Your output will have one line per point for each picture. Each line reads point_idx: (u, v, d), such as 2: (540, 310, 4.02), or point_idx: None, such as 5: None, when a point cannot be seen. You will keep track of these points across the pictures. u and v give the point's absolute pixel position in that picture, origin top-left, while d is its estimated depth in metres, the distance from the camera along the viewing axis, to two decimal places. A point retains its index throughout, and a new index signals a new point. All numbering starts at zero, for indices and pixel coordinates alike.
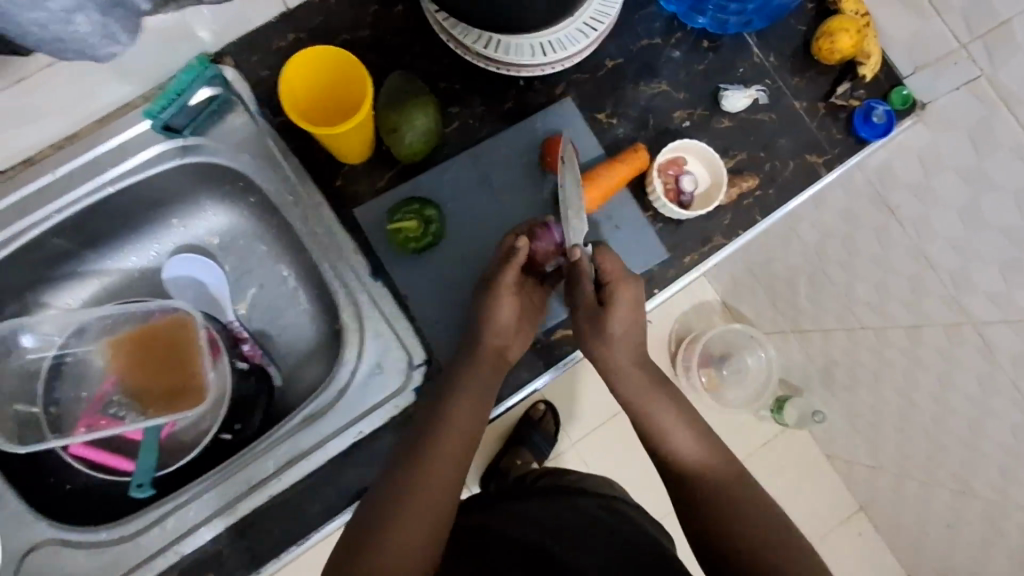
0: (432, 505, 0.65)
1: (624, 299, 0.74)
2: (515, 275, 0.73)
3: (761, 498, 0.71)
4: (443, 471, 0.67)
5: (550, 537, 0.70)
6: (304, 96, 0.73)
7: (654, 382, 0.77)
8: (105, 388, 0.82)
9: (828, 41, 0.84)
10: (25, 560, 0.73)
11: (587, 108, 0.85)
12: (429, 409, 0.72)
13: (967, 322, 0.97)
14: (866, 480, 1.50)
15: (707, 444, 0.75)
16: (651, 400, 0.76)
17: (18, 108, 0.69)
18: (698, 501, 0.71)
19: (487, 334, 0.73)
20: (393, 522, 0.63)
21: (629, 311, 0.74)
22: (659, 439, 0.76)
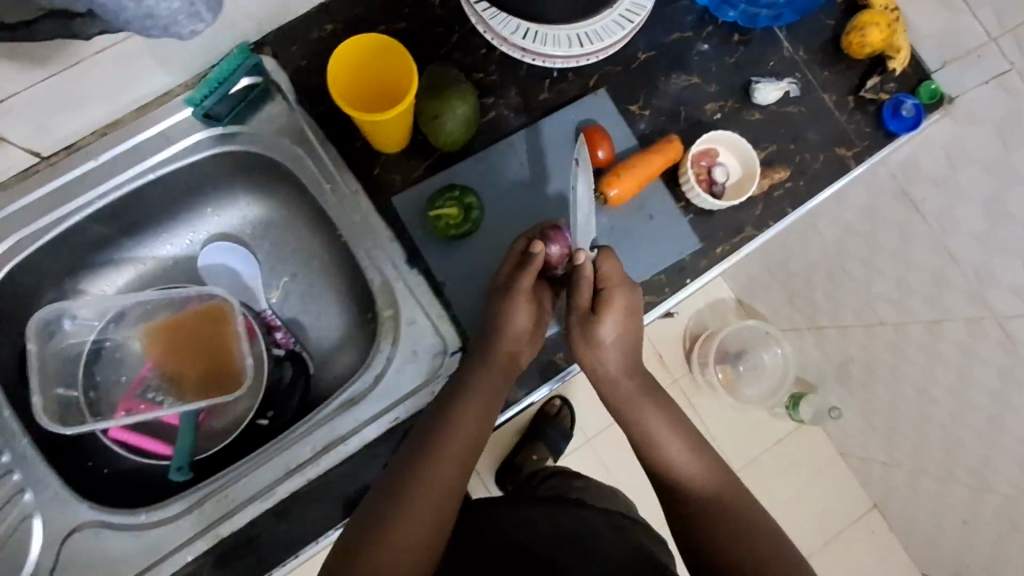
0: (431, 507, 0.65)
1: (623, 304, 0.74)
2: (530, 280, 0.74)
3: (759, 514, 0.72)
4: (443, 473, 0.67)
5: (551, 547, 0.71)
6: (348, 84, 0.75)
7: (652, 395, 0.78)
8: (143, 372, 0.85)
9: (859, 35, 0.86)
10: (67, 542, 0.74)
11: (620, 100, 0.86)
12: (466, 393, 0.72)
13: (990, 316, 0.98)
14: (880, 478, 1.50)
15: (707, 460, 0.76)
16: (649, 413, 0.78)
17: (67, 94, 0.69)
18: (695, 515, 0.71)
19: (500, 340, 0.74)
20: (393, 522, 0.63)
21: (626, 317, 0.75)
22: (657, 451, 0.76)
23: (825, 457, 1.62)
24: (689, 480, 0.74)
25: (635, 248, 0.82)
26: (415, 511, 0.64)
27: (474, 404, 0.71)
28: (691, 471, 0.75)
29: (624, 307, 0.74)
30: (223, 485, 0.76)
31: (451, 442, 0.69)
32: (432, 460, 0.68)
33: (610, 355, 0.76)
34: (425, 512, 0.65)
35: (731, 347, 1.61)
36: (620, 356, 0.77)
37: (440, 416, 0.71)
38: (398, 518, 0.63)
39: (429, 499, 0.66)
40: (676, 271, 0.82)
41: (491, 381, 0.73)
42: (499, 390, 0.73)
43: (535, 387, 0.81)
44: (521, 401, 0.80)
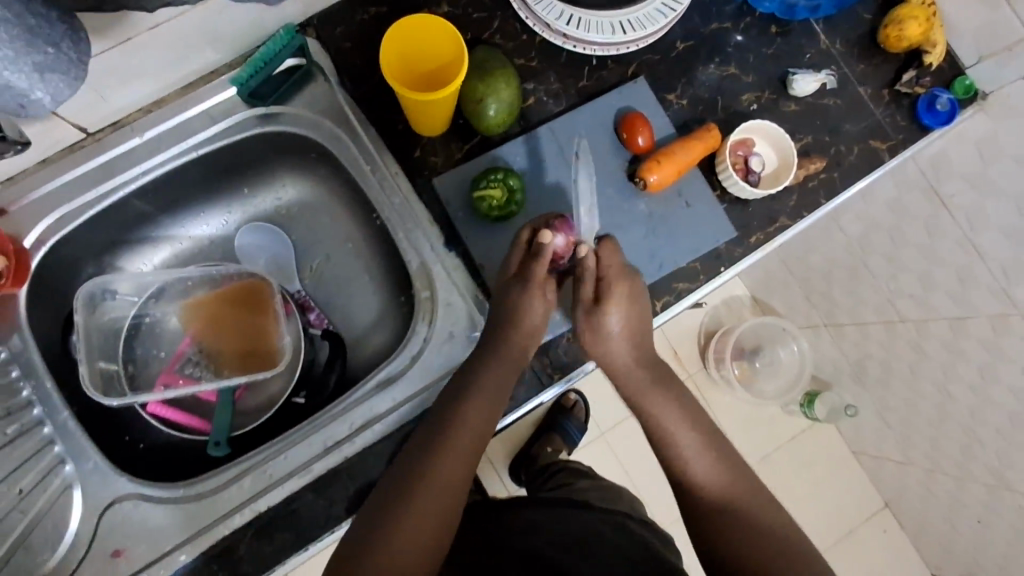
0: (443, 497, 0.68)
1: (629, 299, 0.75)
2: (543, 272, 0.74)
3: (771, 512, 0.73)
4: (455, 467, 0.70)
5: (551, 545, 0.71)
6: (400, 65, 0.76)
7: (661, 386, 0.79)
8: (183, 347, 0.87)
9: (896, 28, 0.86)
10: (107, 512, 0.75)
11: (659, 88, 0.86)
12: (494, 375, 0.74)
13: (1016, 312, 0.98)
14: (894, 476, 1.51)
15: (720, 457, 0.76)
16: (660, 404, 0.78)
17: (117, 70, 0.70)
18: (706, 514, 0.73)
19: (515, 333, 0.74)
20: (407, 509, 0.66)
21: (632, 311, 0.75)
22: (670, 446, 0.77)
23: (839, 455, 1.62)
24: (700, 479, 0.75)
25: (673, 234, 0.82)
26: (429, 500, 0.67)
27: (488, 392, 0.73)
28: (700, 468, 0.75)
29: (629, 301, 0.75)
30: (263, 460, 0.77)
31: (464, 432, 0.71)
32: (450, 448, 0.70)
33: (617, 350, 0.76)
34: (438, 503, 0.67)
35: (747, 343, 1.61)
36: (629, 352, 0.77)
37: (451, 401, 0.73)
38: (414, 504, 0.66)
39: (442, 489, 0.68)
40: (711, 259, 0.83)
41: (500, 372, 0.74)
42: (507, 383, 0.74)
43: (572, 371, 0.80)
44: (560, 382, 0.80)
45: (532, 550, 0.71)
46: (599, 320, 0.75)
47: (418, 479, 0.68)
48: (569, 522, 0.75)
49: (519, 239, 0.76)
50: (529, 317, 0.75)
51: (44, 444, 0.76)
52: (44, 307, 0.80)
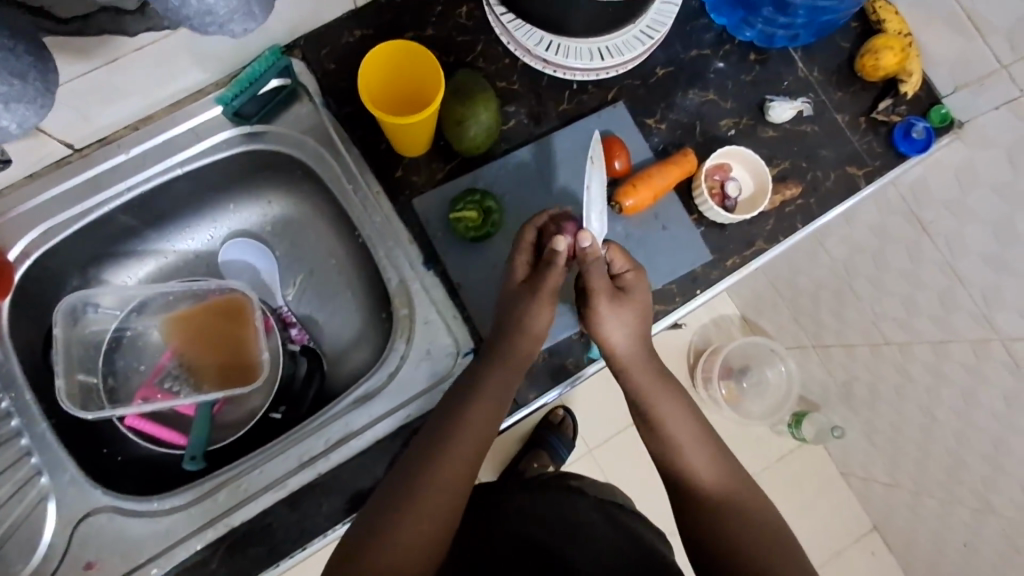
0: (444, 505, 0.66)
1: (634, 300, 0.74)
2: (555, 280, 0.73)
3: (768, 516, 0.70)
4: (455, 471, 0.67)
5: (556, 539, 0.71)
6: (380, 89, 0.79)
7: (661, 381, 0.76)
8: (163, 361, 0.88)
9: (872, 57, 0.88)
10: (81, 524, 0.75)
11: (638, 113, 0.88)
12: (496, 382, 0.72)
13: (997, 338, 0.96)
14: (881, 498, 1.50)
15: (712, 456, 0.74)
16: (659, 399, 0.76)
17: (103, 88, 0.72)
18: (701, 512, 0.70)
19: (521, 339, 0.73)
20: (405, 516, 0.63)
21: (639, 313, 0.74)
22: (667, 442, 0.75)
23: (827, 476, 1.62)
24: (694, 478, 0.72)
25: (650, 256, 0.84)
26: (430, 506, 0.65)
27: (488, 401, 0.71)
28: (694, 466, 0.73)
29: (635, 302, 0.74)
30: (238, 474, 0.78)
31: (464, 440, 0.69)
32: (449, 456, 0.68)
33: (624, 353, 0.74)
34: (439, 510, 0.65)
35: (736, 363, 1.61)
36: (633, 354, 0.75)
37: (452, 409, 0.71)
38: (413, 511, 0.64)
39: (443, 497, 0.66)
40: (687, 281, 0.84)
41: (502, 379, 0.72)
42: (508, 391, 0.73)
43: (546, 391, 0.81)
44: (534, 401, 0.80)
45: (530, 539, 0.72)
46: (609, 323, 0.73)
47: (417, 486, 0.65)
48: (567, 507, 0.76)
49: (524, 241, 0.75)
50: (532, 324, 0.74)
51: (22, 455, 0.77)
52: (27, 318, 0.81)
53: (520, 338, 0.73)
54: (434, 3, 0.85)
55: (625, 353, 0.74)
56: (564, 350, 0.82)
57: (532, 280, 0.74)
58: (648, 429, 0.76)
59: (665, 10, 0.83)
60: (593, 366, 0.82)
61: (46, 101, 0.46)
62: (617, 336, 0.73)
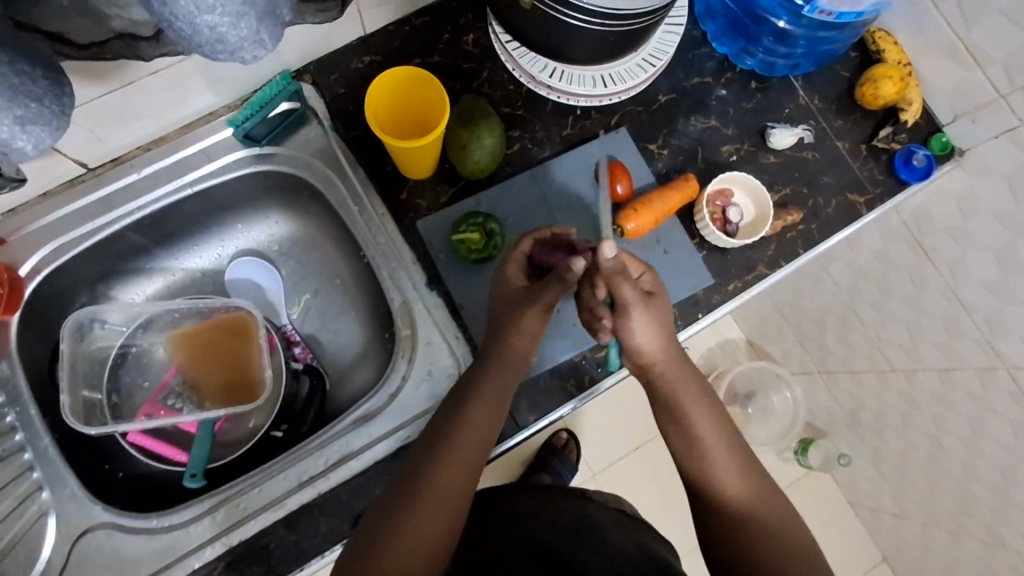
0: (445, 511, 0.64)
1: (660, 307, 0.71)
2: (556, 295, 0.72)
3: (789, 525, 0.68)
4: (455, 485, 0.65)
5: (561, 542, 0.70)
6: (386, 114, 0.81)
7: (690, 382, 0.72)
8: (167, 378, 0.88)
9: (872, 87, 0.89)
10: (79, 541, 0.75)
11: (641, 138, 0.89)
12: (496, 392, 0.71)
13: (1001, 366, 0.95)
14: (890, 529, 1.47)
15: (735, 461, 0.70)
16: (688, 399, 0.71)
17: (118, 110, 0.75)
18: (723, 519, 0.68)
19: (515, 335, 0.73)
20: (405, 526, 0.62)
21: (665, 322, 0.71)
22: (692, 447, 0.70)
23: (835, 505, 1.59)
24: (716, 485, 0.69)
25: None
26: (430, 517, 0.63)
27: (488, 408, 0.70)
28: (718, 472, 0.69)
29: (661, 309, 0.71)
30: (237, 493, 0.77)
31: (465, 451, 0.67)
32: (449, 462, 0.66)
33: (653, 360, 0.71)
34: (440, 517, 0.63)
35: (740, 388, 1.59)
36: (661, 360, 0.71)
37: (451, 417, 0.70)
38: (413, 520, 0.62)
39: (444, 503, 0.64)
40: (689, 305, 0.84)
41: (497, 384, 0.71)
42: (505, 393, 0.72)
43: (547, 413, 0.81)
44: (535, 423, 0.80)
45: (536, 541, 0.71)
46: (638, 332, 0.70)
47: (416, 494, 0.64)
48: (571, 511, 0.76)
49: (517, 250, 0.76)
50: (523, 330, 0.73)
51: (24, 469, 0.77)
52: (35, 333, 0.83)
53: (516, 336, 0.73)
54: (442, 31, 0.88)
55: (654, 361, 0.71)
56: (566, 372, 0.82)
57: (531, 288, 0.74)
58: (674, 427, 0.71)
59: (666, 39, 0.86)
60: (607, 380, 0.82)
61: (61, 123, 0.47)
62: (647, 344, 0.70)
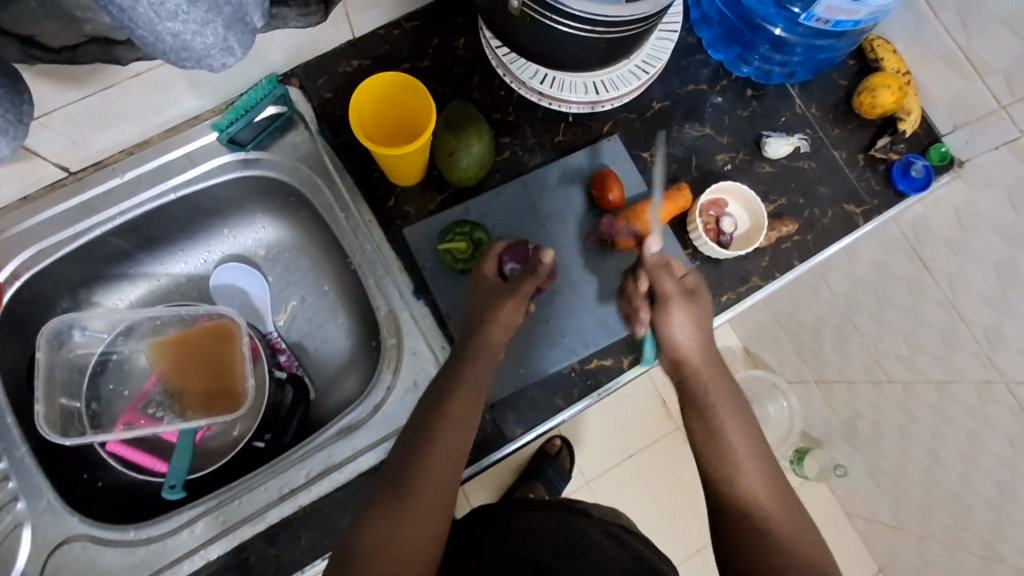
0: (430, 523, 0.62)
1: (702, 304, 0.72)
2: (533, 285, 0.74)
3: (810, 544, 0.61)
4: (436, 501, 0.63)
5: (555, 557, 0.69)
6: (372, 120, 0.80)
7: (720, 381, 0.70)
8: (149, 386, 0.87)
9: (870, 95, 0.87)
10: (54, 553, 0.74)
11: (634, 146, 0.88)
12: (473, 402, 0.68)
13: (1001, 381, 0.92)
14: (888, 542, 1.45)
15: (759, 471, 0.66)
16: (718, 395, 0.69)
17: (98, 114, 0.73)
18: (735, 519, 0.63)
19: (492, 327, 0.72)
20: (387, 542, 0.60)
21: (705, 320, 0.72)
22: (718, 443, 0.67)
23: (832, 516, 1.57)
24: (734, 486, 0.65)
25: None
26: (410, 536, 0.60)
27: (465, 405, 0.68)
28: (739, 474, 0.65)
29: (703, 307, 0.72)
30: (221, 503, 0.76)
31: (449, 464, 0.65)
32: (432, 466, 0.64)
33: (692, 359, 0.71)
34: (425, 529, 0.61)
35: None
36: (697, 356, 0.71)
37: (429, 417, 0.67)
38: (392, 540, 0.60)
39: (430, 504, 0.62)
40: None
41: (480, 376, 0.70)
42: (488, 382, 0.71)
43: (534, 426, 0.79)
44: (522, 436, 0.79)
45: (533, 560, 0.69)
46: (677, 324, 0.71)
47: (401, 502, 0.62)
48: (567, 531, 0.73)
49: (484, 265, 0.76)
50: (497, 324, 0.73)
51: None
52: (13, 339, 0.81)
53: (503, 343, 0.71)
54: (432, 35, 0.86)
55: (691, 362, 0.71)
56: (554, 384, 0.80)
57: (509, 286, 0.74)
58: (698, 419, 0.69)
59: (660, 46, 0.84)
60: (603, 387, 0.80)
61: (18, 133, 0.46)
62: (688, 340, 0.70)
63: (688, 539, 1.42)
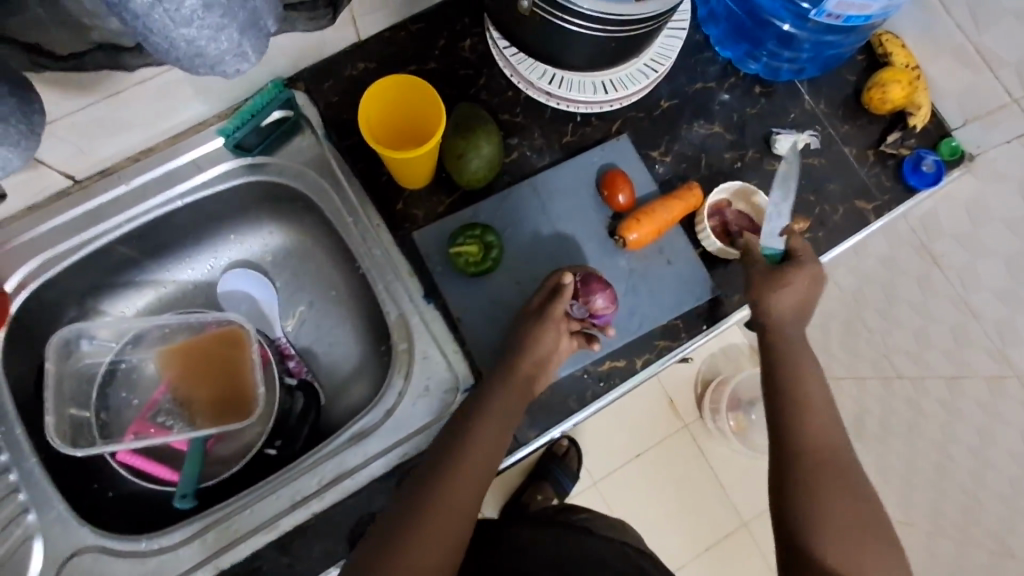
0: (449, 531, 0.62)
1: (808, 272, 0.73)
2: (562, 306, 0.73)
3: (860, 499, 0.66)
4: (458, 504, 0.64)
5: None
6: (380, 123, 0.79)
7: (816, 379, 0.71)
8: (157, 396, 0.86)
9: (880, 91, 0.87)
10: (67, 565, 0.73)
11: (642, 145, 0.87)
12: (501, 412, 0.69)
13: (1013, 375, 0.90)
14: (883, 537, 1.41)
15: (837, 477, 0.66)
16: (812, 396, 0.70)
17: (104, 121, 0.73)
18: (800, 511, 0.65)
19: (521, 364, 0.71)
20: (411, 545, 0.60)
21: (812, 287, 0.73)
22: (799, 435, 0.69)
23: None
24: (804, 481, 0.66)
25: (654, 291, 0.82)
26: (434, 539, 0.61)
27: (491, 427, 0.68)
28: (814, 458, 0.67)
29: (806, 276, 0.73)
30: (229, 515, 0.75)
31: (462, 471, 0.65)
32: (461, 470, 0.65)
33: (784, 334, 0.73)
34: (445, 534, 0.62)
35: None
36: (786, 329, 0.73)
37: (454, 439, 0.68)
38: (416, 543, 0.60)
39: (454, 511, 0.63)
40: (693, 317, 0.82)
41: (515, 397, 0.70)
42: (524, 403, 0.71)
43: (547, 429, 0.78)
44: (534, 441, 0.78)
45: None
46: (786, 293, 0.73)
47: (431, 499, 0.63)
48: (571, 550, 0.71)
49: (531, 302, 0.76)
50: (537, 349, 0.72)
51: (10, 492, 0.75)
52: (22, 349, 0.80)
53: (521, 358, 0.71)
54: (437, 37, 0.85)
55: (784, 329, 0.73)
56: (567, 387, 0.79)
57: (541, 310, 0.74)
58: (787, 407, 0.70)
59: (668, 44, 0.84)
60: (613, 393, 0.80)
61: (31, 143, 0.46)
62: (782, 311, 0.73)
63: (697, 537, 1.41)
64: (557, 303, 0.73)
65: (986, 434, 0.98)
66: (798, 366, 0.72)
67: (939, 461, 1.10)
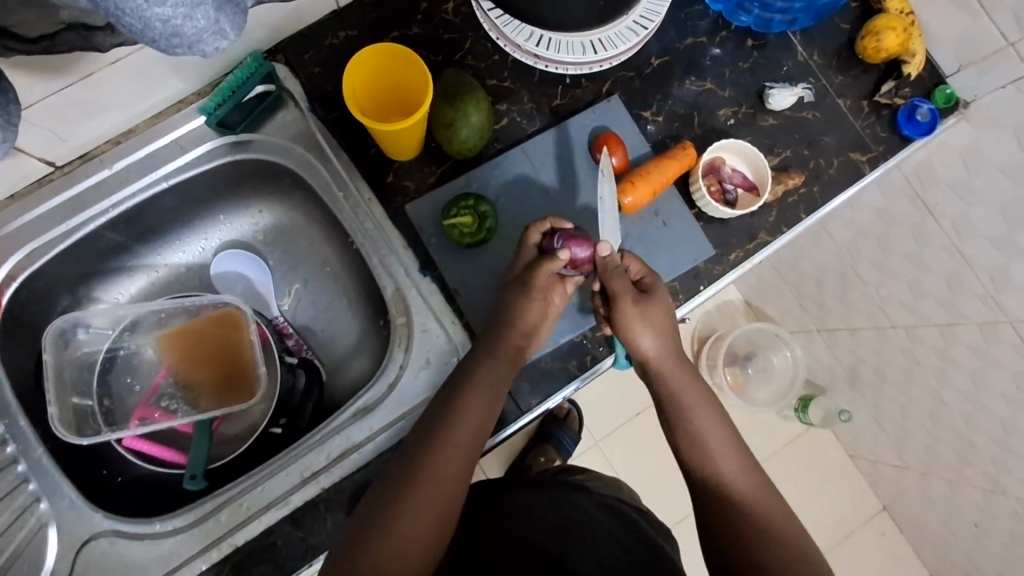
0: (439, 499, 0.62)
1: (660, 302, 0.72)
2: (547, 271, 0.70)
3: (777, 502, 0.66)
4: (448, 472, 0.63)
5: (552, 537, 0.68)
6: (366, 95, 0.78)
7: (712, 409, 0.71)
8: (158, 380, 0.86)
9: (874, 39, 0.85)
10: (83, 550, 0.74)
11: (634, 105, 0.86)
12: (488, 382, 0.69)
13: (1005, 320, 0.91)
14: (874, 479, 1.42)
15: (752, 489, 0.67)
16: (709, 428, 0.70)
17: (80, 104, 0.70)
18: (728, 545, 0.63)
19: (509, 334, 0.70)
20: (403, 509, 0.60)
21: (668, 315, 0.72)
22: (711, 469, 0.68)
23: (834, 457, 1.47)
24: (730, 514, 0.65)
25: (652, 253, 0.82)
26: (423, 505, 0.60)
27: (481, 399, 0.67)
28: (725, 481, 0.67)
29: (662, 306, 0.72)
30: (240, 492, 0.76)
31: (455, 439, 0.65)
32: (451, 438, 0.65)
33: (664, 371, 0.71)
34: (435, 499, 0.61)
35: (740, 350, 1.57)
36: (672, 365, 0.71)
37: (444, 408, 0.67)
38: (407, 509, 0.60)
39: (446, 479, 0.63)
40: (690, 278, 0.82)
41: (503, 367, 0.70)
42: (512, 374, 0.71)
43: (550, 396, 0.79)
44: (537, 407, 0.79)
45: (533, 543, 0.67)
46: (648, 330, 0.70)
47: (422, 465, 0.63)
48: (573, 511, 0.72)
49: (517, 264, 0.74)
50: (523, 320, 0.71)
51: (19, 482, 0.76)
52: (17, 340, 0.80)
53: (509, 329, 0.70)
54: None
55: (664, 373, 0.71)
56: (566, 353, 0.80)
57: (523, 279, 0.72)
58: (689, 450, 0.70)
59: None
60: (612, 357, 0.80)
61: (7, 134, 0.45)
62: (654, 351, 0.71)
63: None
64: (542, 271, 0.70)
65: (979, 379, 1.00)
66: (685, 395, 0.71)
67: (933, 407, 1.12)
